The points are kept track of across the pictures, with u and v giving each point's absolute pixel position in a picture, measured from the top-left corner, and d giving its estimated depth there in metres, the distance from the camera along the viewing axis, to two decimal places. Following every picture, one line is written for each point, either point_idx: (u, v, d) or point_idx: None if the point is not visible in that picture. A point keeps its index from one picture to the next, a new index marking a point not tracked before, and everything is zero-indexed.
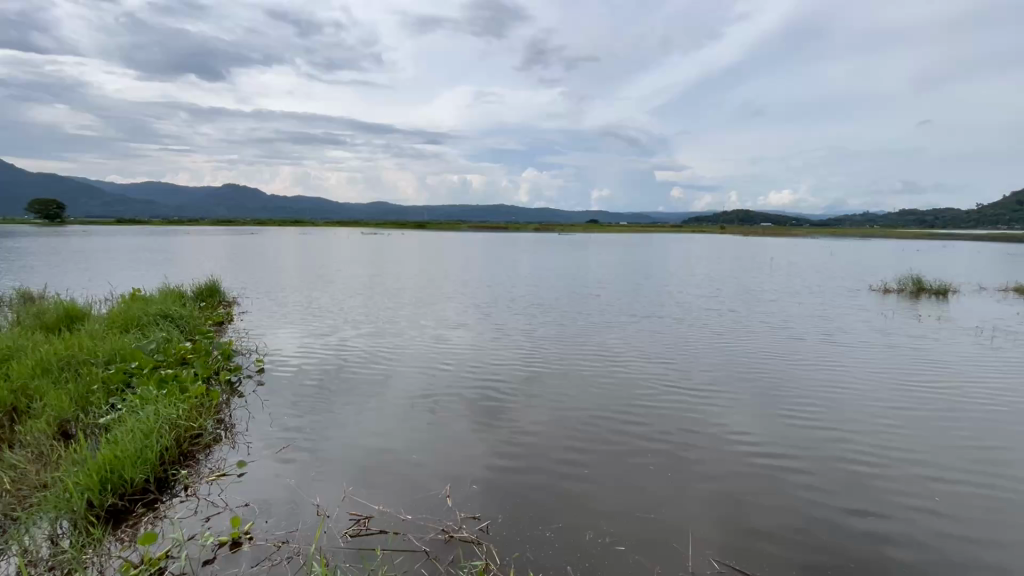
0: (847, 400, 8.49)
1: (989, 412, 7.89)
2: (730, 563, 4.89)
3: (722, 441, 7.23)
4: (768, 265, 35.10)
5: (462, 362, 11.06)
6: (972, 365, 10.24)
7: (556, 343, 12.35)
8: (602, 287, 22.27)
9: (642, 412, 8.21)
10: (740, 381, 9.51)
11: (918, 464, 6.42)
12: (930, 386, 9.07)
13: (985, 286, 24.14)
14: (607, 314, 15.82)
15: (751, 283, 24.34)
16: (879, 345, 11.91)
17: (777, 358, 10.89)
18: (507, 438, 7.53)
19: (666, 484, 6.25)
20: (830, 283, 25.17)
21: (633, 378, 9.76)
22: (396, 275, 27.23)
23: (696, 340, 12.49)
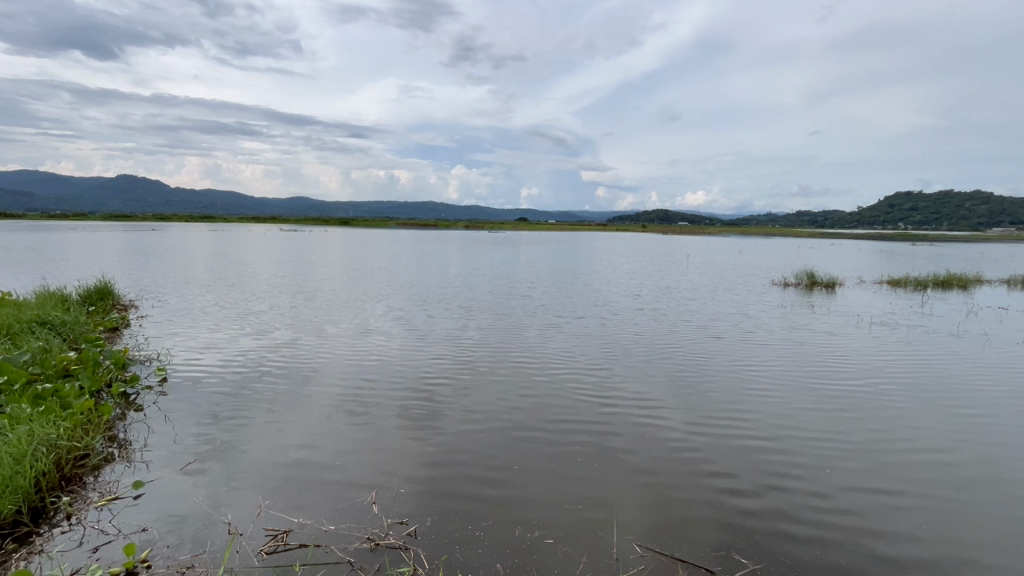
0: (751, 394, 9.36)
1: (865, 400, 9.05)
2: (652, 546, 5.15)
3: (648, 437, 7.57)
4: (685, 262, 37.39)
5: (393, 368, 10.71)
6: (859, 360, 11.48)
7: (488, 343, 12.49)
8: (533, 287, 22.57)
9: (574, 413, 8.40)
10: (664, 382, 9.98)
11: (818, 454, 7.09)
12: (819, 378, 10.22)
13: (864, 279, 27.37)
14: (537, 315, 16.07)
15: (670, 282, 25.80)
16: (783, 342, 13.00)
17: (692, 355, 11.76)
18: (437, 441, 7.48)
19: (595, 478, 6.45)
20: (739, 280, 27.15)
21: (561, 378, 10.11)
22: (318, 275, 26.06)
23: (620, 339, 13.18)
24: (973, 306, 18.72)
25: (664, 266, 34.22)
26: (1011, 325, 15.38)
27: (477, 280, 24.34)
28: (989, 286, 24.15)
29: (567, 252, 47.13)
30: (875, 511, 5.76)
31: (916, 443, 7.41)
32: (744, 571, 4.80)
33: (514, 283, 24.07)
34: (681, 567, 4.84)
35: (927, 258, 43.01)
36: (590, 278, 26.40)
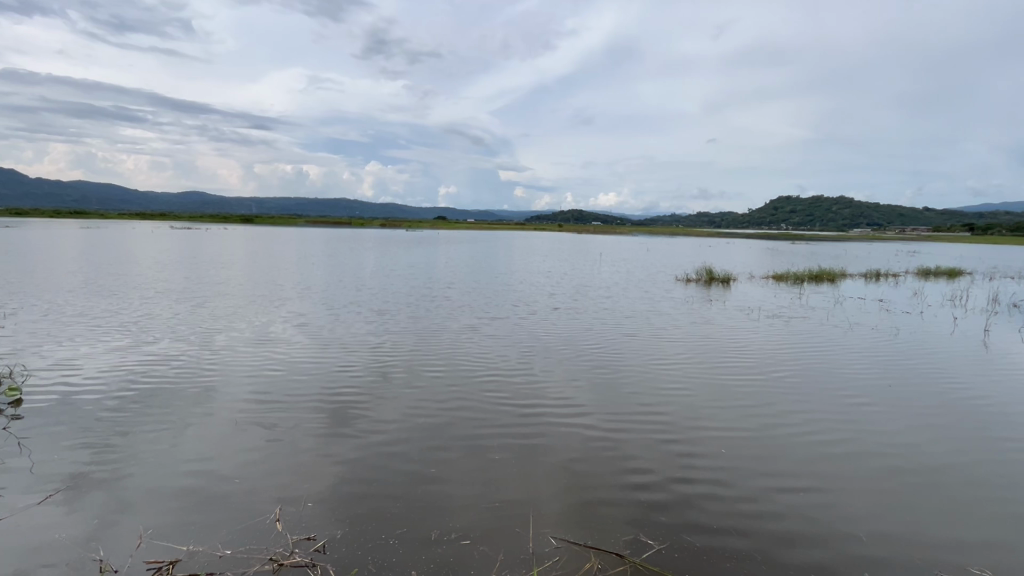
0: (658, 383, 10.00)
1: (754, 384, 9.99)
2: (566, 537, 5.27)
3: (568, 432, 7.75)
4: (598, 261, 39.11)
5: (304, 375, 10.05)
6: (752, 350, 12.61)
7: (406, 345, 12.21)
8: (453, 287, 22.39)
9: (495, 411, 8.41)
10: (583, 378, 10.28)
11: (718, 435, 7.65)
12: (716, 366, 11.15)
13: (754, 274, 30.27)
14: (457, 315, 15.94)
15: (585, 280, 26.85)
16: (688, 337, 13.95)
17: (604, 351, 12.33)
18: (350, 448, 7.14)
19: (515, 475, 6.47)
20: (647, 277, 28.84)
21: (480, 376, 10.12)
22: (217, 277, 23.99)
23: (537, 336, 13.47)
24: (840, 298, 21.33)
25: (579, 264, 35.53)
26: (870, 314, 17.71)
27: (394, 281, 23.67)
28: (852, 279, 27.78)
29: (487, 251, 47.29)
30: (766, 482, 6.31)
31: (797, 420, 8.24)
32: (651, 551, 5.04)
33: (433, 283, 23.73)
34: (593, 554, 4.99)
35: (808, 257, 46.70)
36: (510, 278, 26.69)
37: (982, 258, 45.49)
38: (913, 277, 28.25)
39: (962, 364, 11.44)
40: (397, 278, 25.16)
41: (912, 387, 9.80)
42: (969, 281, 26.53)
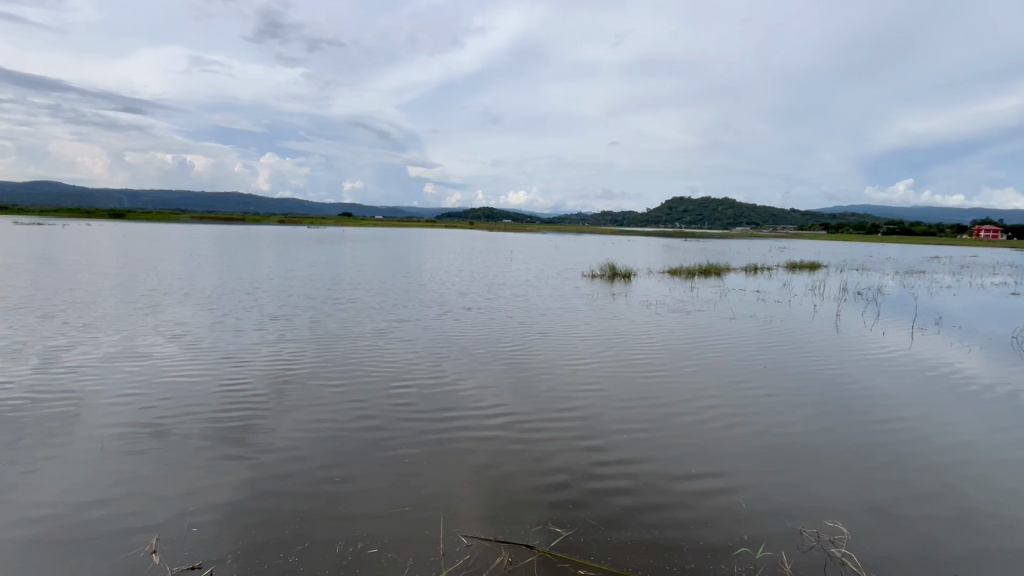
0: (567, 376, 10.42)
1: (653, 371, 10.74)
2: (478, 535, 5.23)
3: (482, 428, 7.74)
4: (510, 258, 39.71)
5: (190, 391, 9.05)
6: (651, 342, 13.47)
7: (310, 351, 11.59)
8: (360, 287, 21.53)
9: (408, 413, 8.25)
10: (496, 375, 10.36)
11: (623, 417, 8.11)
12: (619, 358, 11.84)
13: (652, 270, 32.44)
14: (365, 318, 15.32)
15: (497, 277, 27.13)
16: (594, 332, 14.60)
17: (515, 348, 12.60)
18: (247, 462, 6.62)
19: (427, 477, 6.31)
20: (556, 274, 29.79)
21: (391, 379, 9.87)
22: (82, 282, 21.09)
23: (450, 336, 13.42)
24: (725, 290, 23.57)
25: (491, 262, 35.82)
26: (749, 304, 19.74)
27: (295, 282, 22.17)
28: (735, 273, 30.75)
29: (398, 248, 46.06)
30: (665, 458, 6.64)
31: (690, 401, 8.86)
32: (559, 538, 5.10)
33: (339, 283, 22.67)
34: (504, 548, 4.99)
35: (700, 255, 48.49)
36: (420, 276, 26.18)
37: (835, 253, 52.69)
38: (783, 270, 32.00)
39: (822, 347, 13.09)
40: (299, 278, 23.73)
41: (783, 368, 11.02)
42: (826, 273, 30.61)
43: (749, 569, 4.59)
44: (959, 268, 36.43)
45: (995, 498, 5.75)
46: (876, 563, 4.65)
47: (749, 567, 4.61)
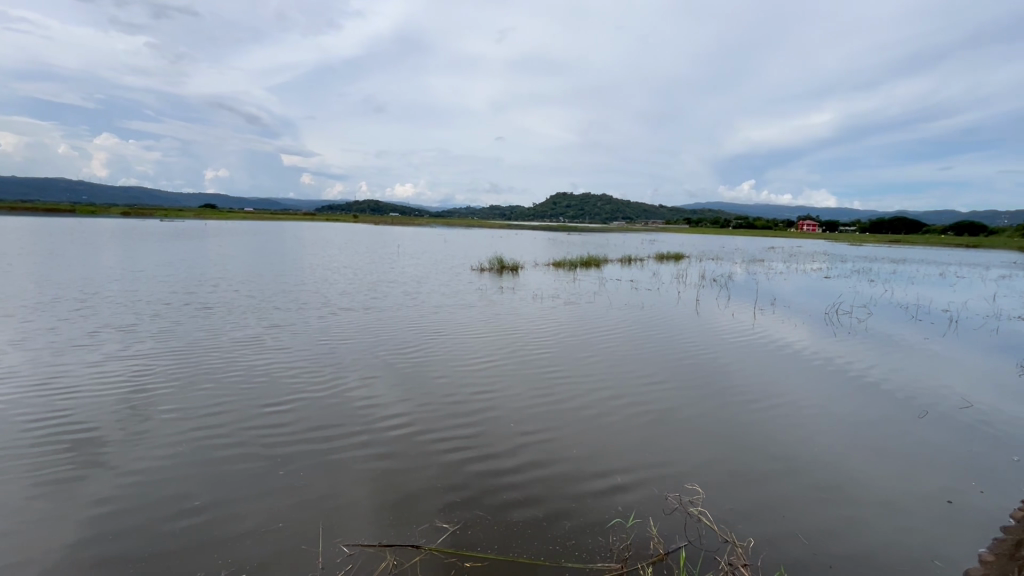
0: (458, 368, 10.46)
1: (542, 360, 11.21)
2: (360, 542, 5.00)
3: (373, 429, 7.50)
4: (398, 252, 38.69)
5: (6, 422, 7.56)
6: (537, 334, 14.03)
7: (169, 363, 10.30)
8: (230, 288, 19.51)
9: (288, 422, 7.67)
10: (386, 373, 10.09)
11: (513, 407, 8.31)
12: (510, 349, 12.19)
13: (539, 262, 33.69)
14: (236, 322, 13.96)
15: (385, 273, 26.27)
16: (484, 326, 14.83)
17: (405, 344, 12.35)
18: (87, 497, 5.70)
19: (311, 487, 5.94)
20: (446, 268, 29.71)
21: (269, 386, 9.13)
22: None
23: (335, 337, 12.77)
24: (603, 280, 25.34)
25: (379, 257, 34.58)
26: (624, 293, 21.43)
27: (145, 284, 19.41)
28: (613, 264, 33.07)
29: (274, 243, 42.39)
30: (550, 445, 6.94)
31: (577, 387, 9.36)
32: (446, 534, 5.07)
33: (204, 283, 20.32)
34: (388, 551, 4.82)
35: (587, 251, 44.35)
36: (299, 274, 24.41)
37: (695, 244, 59.06)
38: (653, 261, 35.18)
39: (685, 330, 14.66)
40: (152, 280, 20.85)
41: (654, 352, 12.16)
42: (688, 262, 34.26)
43: (622, 538, 4.93)
44: (788, 256, 43.13)
45: (815, 451, 6.83)
46: (725, 517, 5.23)
47: (622, 537, 4.95)
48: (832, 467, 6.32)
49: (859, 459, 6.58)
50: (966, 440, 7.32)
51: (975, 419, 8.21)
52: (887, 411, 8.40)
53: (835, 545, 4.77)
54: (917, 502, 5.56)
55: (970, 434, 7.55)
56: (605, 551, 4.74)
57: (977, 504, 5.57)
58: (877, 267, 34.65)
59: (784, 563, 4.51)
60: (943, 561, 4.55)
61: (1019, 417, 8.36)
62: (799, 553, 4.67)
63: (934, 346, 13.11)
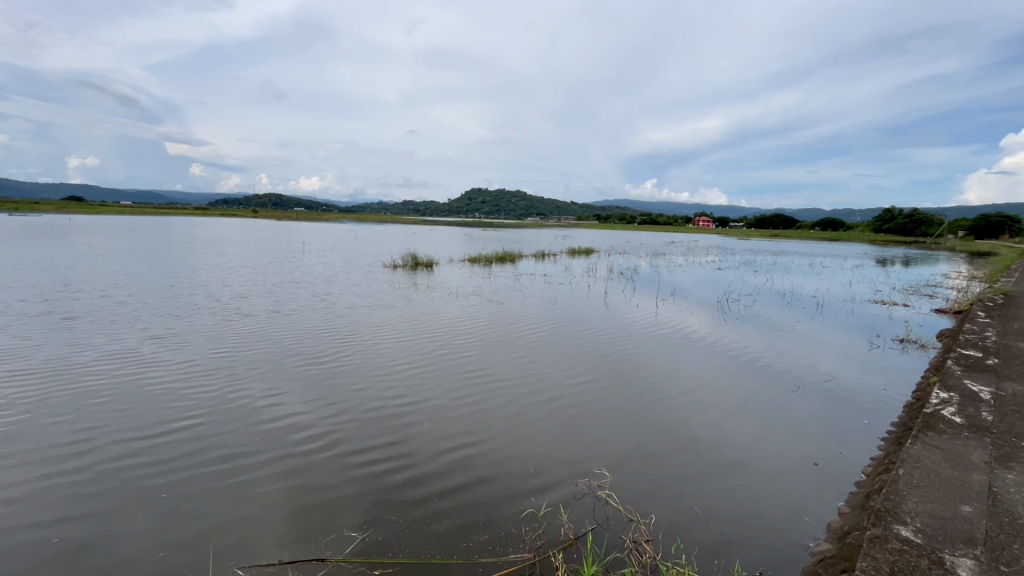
0: (371, 370, 10.15)
1: (457, 358, 11.19)
2: (259, 562, 4.64)
3: (280, 439, 7.05)
4: (305, 249, 36.60)
5: None
6: (455, 330, 13.99)
7: (28, 385, 8.97)
8: (104, 293, 17.36)
9: (178, 440, 6.99)
10: (294, 379, 9.51)
11: (428, 407, 8.19)
12: (424, 348, 12.04)
13: (454, 258, 33.47)
14: (114, 332, 12.48)
15: (290, 272, 24.78)
16: (399, 325, 14.49)
17: (313, 348, 11.78)
18: None
19: (205, 508, 5.45)
20: (357, 265, 28.66)
21: (153, 403, 8.24)
22: None
23: (234, 345, 11.85)
24: (518, 276, 25.78)
25: (282, 255, 32.49)
26: (538, 288, 22.00)
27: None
28: (526, 259, 33.78)
29: (158, 241, 38.22)
30: (466, 442, 6.95)
31: (492, 383, 9.43)
32: (355, 543, 4.86)
33: (72, 288, 17.91)
34: (290, 568, 4.51)
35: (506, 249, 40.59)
36: (189, 276, 22.24)
37: (604, 239, 61.97)
38: (565, 255, 36.42)
39: (596, 322, 15.38)
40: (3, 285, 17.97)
41: (566, 345, 12.61)
42: (597, 257, 35.85)
43: (535, 528, 5.03)
44: (686, 249, 46.85)
45: (708, 428, 7.45)
46: (629, 497, 5.54)
47: (534, 527, 5.05)
48: (722, 442, 6.94)
49: (744, 433, 7.28)
50: (829, 409, 8.39)
51: (837, 389, 9.46)
52: (769, 388, 9.39)
53: (724, 512, 5.23)
54: (791, 467, 6.26)
55: (831, 403, 8.67)
56: (518, 543, 4.80)
57: (837, 464, 6.40)
58: (760, 259, 38.64)
59: (680, 533, 4.85)
60: (810, 517, 5.15)
61: (868, 385, 9.75)
62: (694, 521, 5.06)
63: (805, 328, 14.91)
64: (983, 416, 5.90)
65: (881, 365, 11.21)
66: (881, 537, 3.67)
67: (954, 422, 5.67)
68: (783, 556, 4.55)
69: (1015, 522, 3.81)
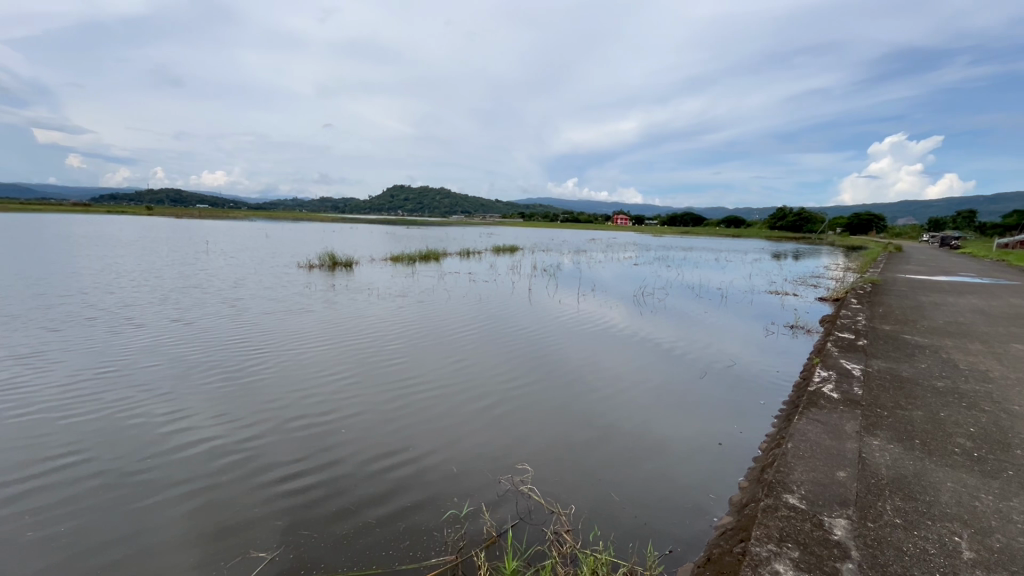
0: (285, 378, 9.63)
1: (378, 361, 10.90)
2: None
3: (184, 458, 6.47)
4: (209, 250, 33.81)
5: None
6: (378, 333, 13.57)
7: None
8: None
9: (55, 466, 6.23)
10: (201, 394, 8.75)
11: (347, 415, 7.87)
12: (345, 352, 11.63)
13: (375, 257, 32.41)
14: None
15: (191, 275, 22.82)
16: (319, 330, 13.79)
17: (219, 357, 10.99)
18: None
19: (89, 540, 4.90)
20: (269, 266, 26.98)
21: (24, 428, 7.31)
22: None
23: (127, 357, 10.79)
24: (441, 274, 25.48)
25: (182, 256, 29.82)
26: (463, 286, 21.92)
27: None
28: (451, 257, 33.40)
29: (28, 241, 33.62)
30: (388, 448, 6.76)
31: (418, 386, 9.26)
32: (264, 562, 4.57)
33: None
34: None
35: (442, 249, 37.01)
36: (69, 282, 19.65)
37: (528, 238, 62.80)
38: (490, 253, 36.56)
39: (522, 319, 15.58)
40: None
41: (491, 342, 12.68)
42: (521, 254, 36.31)
43: (456, 530, 4.99)
44: (606, 247, 48.74)
45: (625, 417, 7.80)
46: (550, 489, 5.67)
47: (456, 528, 5.01)
48: (637, 430, 7.30)
49: (657, 420, 7.70)
50: (732, 392, 9.12)
51: (739, 373, 10.33)
52: (680, 375, 10.03)
53: (638, 497, 5.49)
54: (698, 448, 6.73)
55: (733, 386, 9.43)
56: (440, 545, 4.75)
57: (737, 443, 6.97)
58: (672, 255, 41.15)
59: (598, 521, 5.03)
60: (714, 494, 5.57)
61: (763, 368, 10.76)
62: (611, 508, 5.27)
63: (710, 317, 16.14)
64: (855, 390, 6.69)
65: (775, 349, 12.40)
66: (773, 506, 4.03)
67: (832, 398, 6.37)
68: (691, 533, 4.87)
69: (879, 483, 4.35)
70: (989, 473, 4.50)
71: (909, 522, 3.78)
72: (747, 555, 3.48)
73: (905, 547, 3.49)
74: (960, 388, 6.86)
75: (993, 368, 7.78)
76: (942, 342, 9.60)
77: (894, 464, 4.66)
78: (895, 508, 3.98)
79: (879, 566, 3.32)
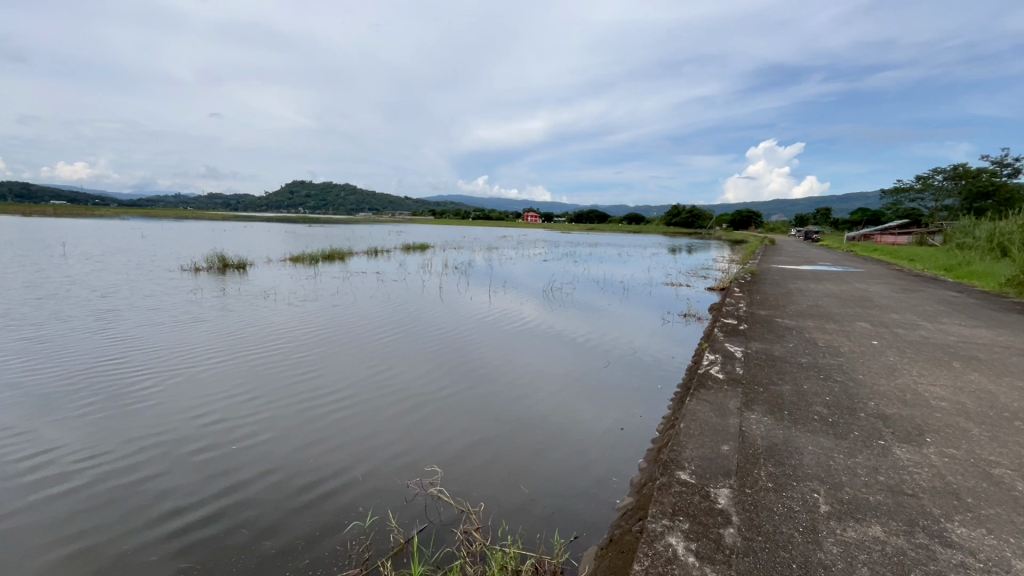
0: (168, 397, 8.72)
1: (278, 371, 10.22)
2: None
3: (41, 499, 5.64)
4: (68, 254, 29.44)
5: None
6: (280, 340, 12.68)
7: None
8: None
9: None
10: (64, 422, 7.65)
11: (242, 435, 7.29)
12: (240, 363, 10.77)
13: (272, 257, 30.19)
14: None
15: (47, 283, 19.78)
16: (210, 341, 12.59)
17: (86, 378, 9.70)
18: None
19: None
20: (146, 270, 24.14)
21: None
22: None
23: None
24: (347, 274, 24.38)
25: (33, 261, 25.72)
26: (370, 286, 21.15)
27: None
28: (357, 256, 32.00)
29: None
30: (288, 466, 6.35)
31: (322, 397, 8.78)
32: None
33: None
34: None
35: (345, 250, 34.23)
36: None
37: (440, 235, 61.77)
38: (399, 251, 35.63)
39: (437, 317, 15.39)
40: None
41: (401, 343, 12.39)
42: (432, 252, 35.75)
43: (361, 540, 4.79)
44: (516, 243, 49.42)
45: (534, 410, 7.99)
46: (460, 488, 5.65)
47: (360, 539, 4.81)
48: (545, 421, 7.52)
49: (565, 409, 8.00)
50: (632, 378, 9.72)
51: (640, 360, 11.06)
52: (586, 365, 10.49)
53: (546, 486, 5.66)
54: (603, 434, 7.08)
55: (633, 373, 10.06)
56: (342, 559, 4.52)
57: (637, 426, 7.43)
58: (580, 250, 42.91)
59: (507, 515, 5.10)
60: (616, 477, 5.90)
61: (660, 354, 11.62)
62: (519, 501, 5.37)
63: (613, 308, 17.11)
64: (736, 370, 7.44)
65: (671, 335, 13.46)
66: (666, 483, 4.34)
67: (718, 378, 7.02)
68: (595, 516, 5.11)
69: (755, 452, 4.84)
70: (840, 434, 5.21)
71: (779, 485, 4.25)
72: (643, 532, 3.70)
73: (775, 508, 3.92)
74: (818, 362, 7.88)
75: (843, 343, 9.06)
76: (805, 323, 10.99)
77: (767, 434, 5.24)
78: (768, 473, 4.46)
79: (755, 528, 3.68)
